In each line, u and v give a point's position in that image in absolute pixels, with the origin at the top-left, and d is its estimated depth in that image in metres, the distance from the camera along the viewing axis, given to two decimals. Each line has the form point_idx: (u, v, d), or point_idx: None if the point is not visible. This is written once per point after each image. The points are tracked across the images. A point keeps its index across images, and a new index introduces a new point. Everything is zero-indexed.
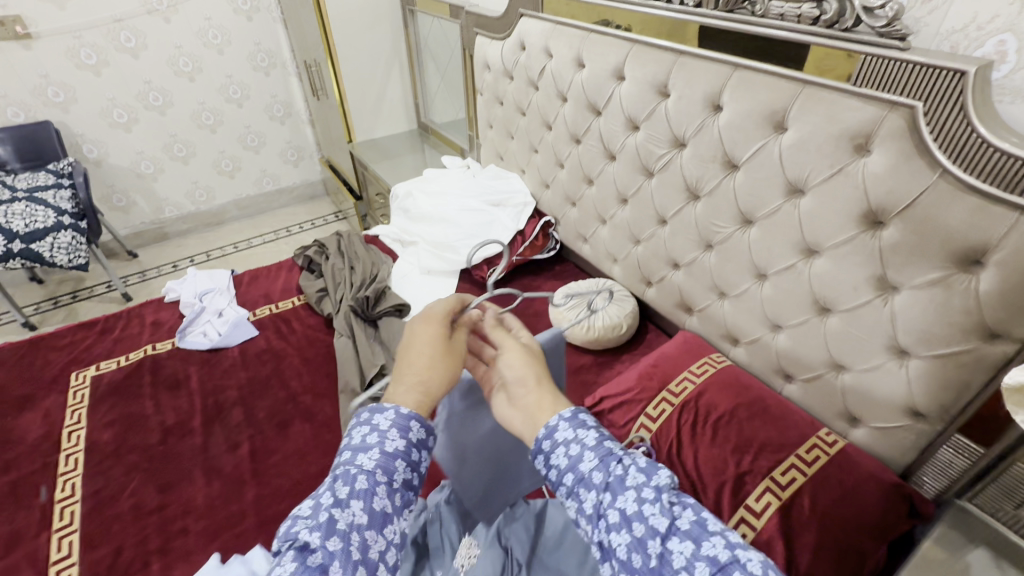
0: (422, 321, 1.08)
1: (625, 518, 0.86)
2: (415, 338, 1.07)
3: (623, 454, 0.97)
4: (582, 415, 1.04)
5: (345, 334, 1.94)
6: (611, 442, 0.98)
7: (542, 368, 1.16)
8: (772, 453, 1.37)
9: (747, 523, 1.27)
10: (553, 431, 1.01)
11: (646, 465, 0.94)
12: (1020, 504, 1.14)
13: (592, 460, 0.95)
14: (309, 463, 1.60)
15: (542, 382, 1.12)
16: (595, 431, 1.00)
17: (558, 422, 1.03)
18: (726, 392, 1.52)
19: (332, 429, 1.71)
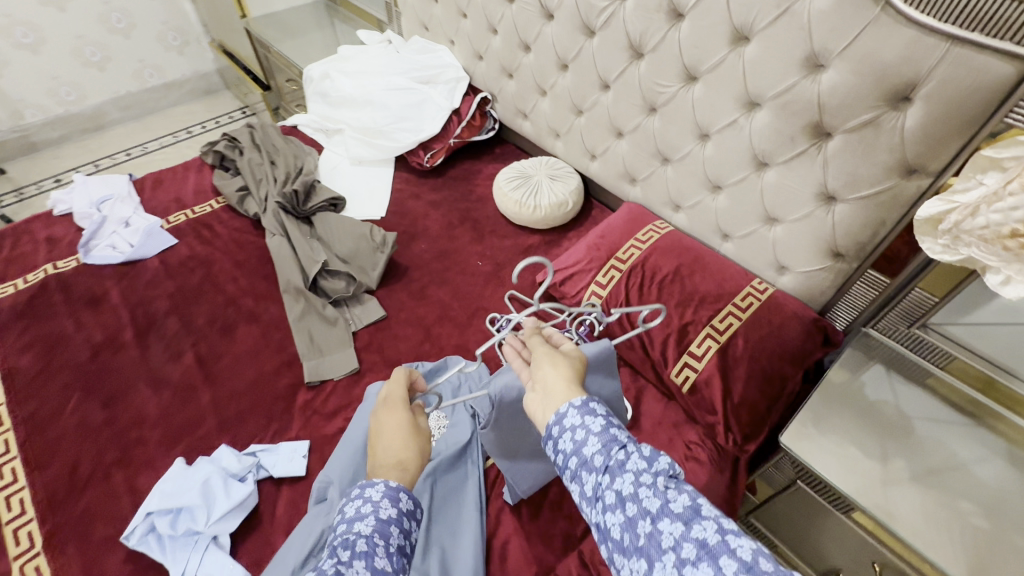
0: (383, 409, 1.13)
1: (621, 498, 0.88)
2: (382, 421, 1.10)
3: (626, 440, 0.96)
4: (591, 402, 1.00)
5: (277, 233, 1.80)
6: (617, 429, 0.97)
7: (574, 370, 1.09)
8: (712, 304, 1.47)
9: (690, 366, 1.41)
10: (563, 417, 1.00)
11: (648, 452, 0.94)
12: (913, 322, 1.33)
13: (595, 445, 0.95)
14: (263, 364, 1.55)
15: (568, 379, 1.06)
16: (601, 417, 0.98)
17: (569, 408, 1.00)
18: (670, 254, 1.58)
19: (281, 329, 1.64)
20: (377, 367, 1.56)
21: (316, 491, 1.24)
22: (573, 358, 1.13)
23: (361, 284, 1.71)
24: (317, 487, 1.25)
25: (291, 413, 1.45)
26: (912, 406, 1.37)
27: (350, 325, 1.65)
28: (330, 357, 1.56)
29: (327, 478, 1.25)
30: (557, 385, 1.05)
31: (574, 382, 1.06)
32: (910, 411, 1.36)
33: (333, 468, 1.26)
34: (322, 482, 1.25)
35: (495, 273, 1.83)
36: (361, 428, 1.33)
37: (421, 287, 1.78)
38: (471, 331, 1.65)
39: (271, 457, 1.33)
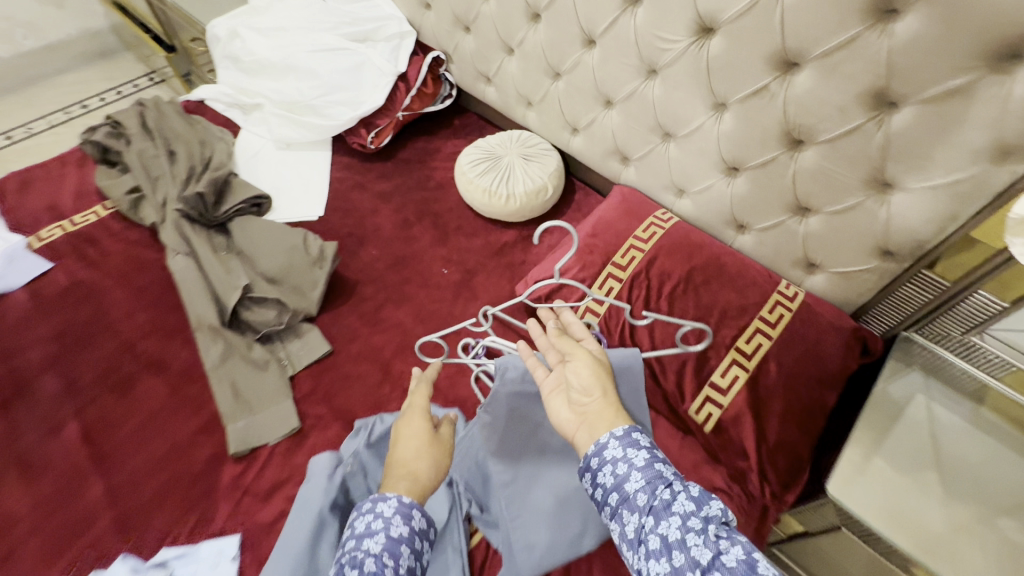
0: (404, 420, 1.05)
1: (665, 544, 0.71)
2: (403, 432, 1.02)
3: (674, 478, 0.80)
4: (635, 436, 0.86)
5: (182, 251, 1.39)
6: (666, 464, 0.82)
7: (607, 378, 0.98)
8: (735, 320, 1.20)
9: (713, 401, 1.15)
10: (603, 449, 0.86)
11: (698, 491, 0.78)
12: (970, 329, 1.14)
13: (639, 482, 0.80)
14: (175, 431, 1.20)
15: (605, 392, 0.95)
16: (647, 450, 0.83)
17: (609, 440, 0.86)
18: (678, 256, 1.29)
19: (195, 380, 1.28)
20: (325, 423, 1.23)
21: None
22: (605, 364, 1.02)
23: (297, 312, 1.35)
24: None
25: (216, 497, 1.12)
26: (956, 435, 1.13)
27: (286, 367, 1.30)
28: (262, 416, 1.22)
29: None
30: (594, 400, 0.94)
31: (610, 394, 0.95)
32: (957, 440, 1.12)
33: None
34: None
35: (465, 283, 1.50)
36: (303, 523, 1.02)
37: (374, 307, 1.43)
38: (441, 363, 1.34)
39: (189, 567, 1.02)
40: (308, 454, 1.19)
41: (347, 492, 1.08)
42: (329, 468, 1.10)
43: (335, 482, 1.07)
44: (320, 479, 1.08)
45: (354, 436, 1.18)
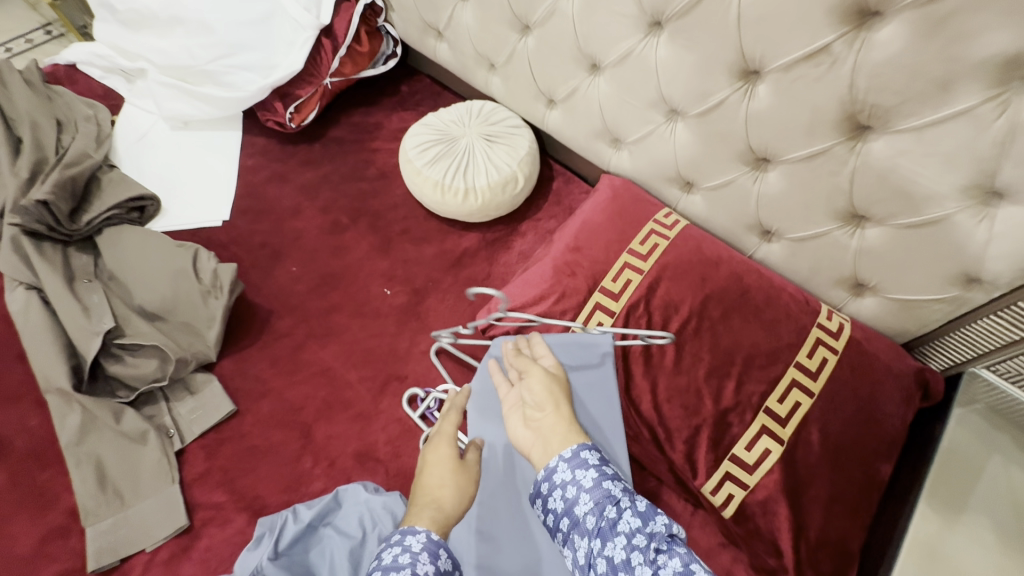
0: (434, 444, 0.83)
1: (612, 570, 0.62)
2: (431, 455, 0.82)
3: (622, 493, 0.70)
4: (583, 454, 0.74)
5: (28, 280, 1.03)
6: (616, 480, 0.71)
7: (560, 388, 0.85)
8: (764, 369, 0.90)
9: (735, 480, 0.87)
10: (553, 472, 0.74)
11: (647, 505, 0.67)
12: None
13: (587, 504, 0.69)
14: (14, 540, 0.88)
15: (560, 408, 0.81)
16: (597, 467, 0.72)
17: (558, 462, 0.74)
18: (687, 279, 0.98)
19: (45, 463, 0.94)
20: (224, 515, 0.92)
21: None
22: (559, 376, 0.87)
23: (187, 360, 1.02)
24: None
25: None
26: None
27: (171, 439, 0.98)
28: (137, 512, 0.90)
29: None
30: (549, 419, 0.80)
31: (564, 408, 0.82)
32: None
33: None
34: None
35: (413, 306, 1.16)
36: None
37: (294, 346, 1.10)
38: (380, 421, 1.02)
39: None
40: (199, 564, 0.88)
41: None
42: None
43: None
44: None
45: (255, 544, 0.86)
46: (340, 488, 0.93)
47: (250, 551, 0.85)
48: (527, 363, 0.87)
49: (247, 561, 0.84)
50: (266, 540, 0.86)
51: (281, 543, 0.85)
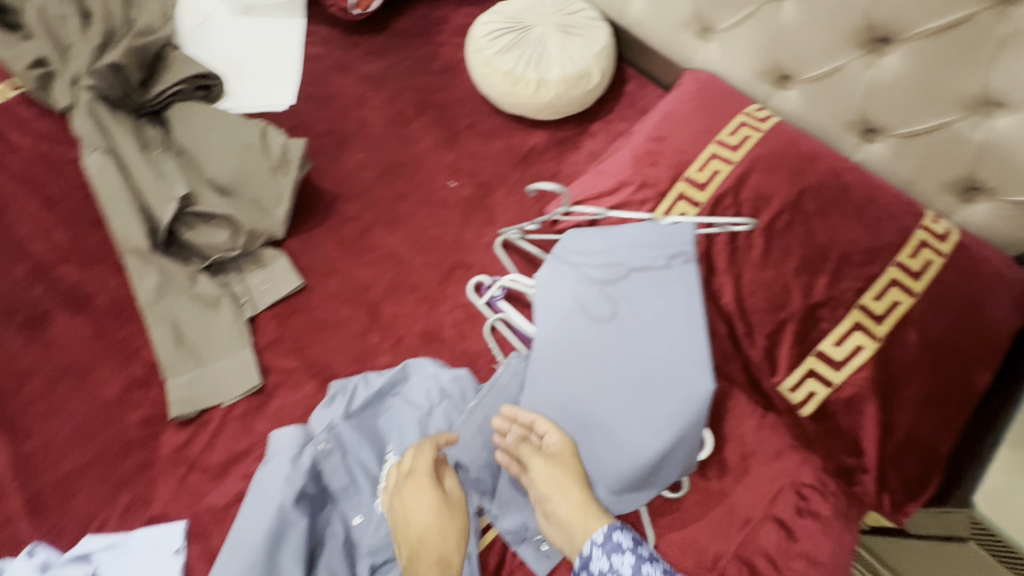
0: (411, 488, 0.75)
1: None
2: (408, 504, 0.74)
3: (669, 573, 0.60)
4: (615, 538, 0.64)
5: (98, 147, 1.01)
6: (656, 562, 0.60)
7: (573, 463, 0.75)
8: (860, 267, 0.84)
9: (819, 377, 0.83)
10: (588, 563, 0.65)
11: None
12: None
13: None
14: (101, 386, 0.92)
15: (570, 484, 0.73)
16: (633, 551, 0.62)
17: (591, 548, 0.65)
18: (780, 173, 0.91)
19: (127, 319, 0.97)
20: (295, 380, 0.95)
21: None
22: (566, 449, 0.77)
23: (258, 234, 1.03)
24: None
25: (156, 473, 0.86)
26: None
27: (243, 306, 0.99)
28: (213, 370, 0.93)
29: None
30: (563, 501, 0.71)
31: (573, 482, 0.73)
32: None
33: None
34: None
35: (479, 199, 1.13)
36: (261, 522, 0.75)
37: (360, 229, 1.09)
38: (446, 306, 1.02)
39: (118, 563, 0.79)
40: (273, 421, 0.91)
41: (323, 478, 0.83)
42: (295, 448, 0.82)
43: (305, 468, 0.80)
44: (283, 464, 0.80)
45: (328, 401, 0.89)
46: (414, 364, 0.92)
47: (324, 407, 0.88)
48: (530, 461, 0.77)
49: (322, 416, 0.87)
50: (340, 400, 0.88)
51: (353, 405, 0.88)
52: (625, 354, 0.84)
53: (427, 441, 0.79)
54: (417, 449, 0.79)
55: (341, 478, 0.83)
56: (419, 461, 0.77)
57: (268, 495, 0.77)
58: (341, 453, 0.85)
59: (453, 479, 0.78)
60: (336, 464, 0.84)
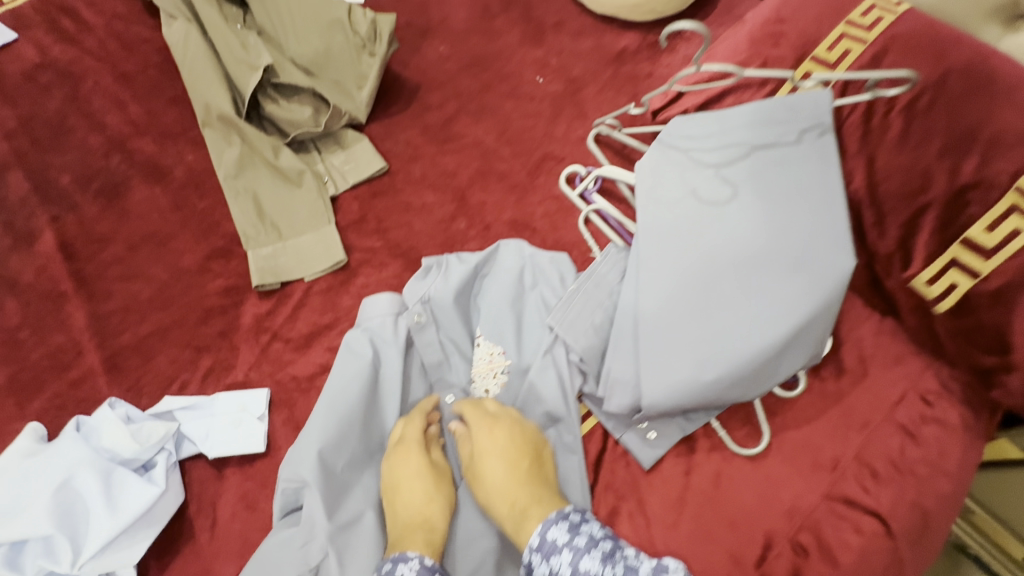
0: (397, 455, 0.69)
1: None
2: (395, 470, 0.68)
3: (605, 562, 0.60)
4: (551, 537, 0.62)
5: (180, 17, 0.95)
6: (593, 550, 0.61)
7: (505, 459, 0.69)
8: (1017, 150, 0.71)
9: (963, 267, 0.75)
10: (531, 566, 0.62)
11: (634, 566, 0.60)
12: None
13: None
14: (180, 255, 0.88)
15: (496, 484, 0.67)
16: (570, 546, 0.61)
17: (530, 553, 0.62)
18: (921, 52, 0.79)
19: (205, 192, 0.93)
20: (379, 260, 0.90)
21: (284, 487, 0.67)
22: (483, 447, 0.70)
23: (341, 113, 0.96)
24: (285, 485, 0.67)
25: (238, 341, 0.82)
26: None
27: (325, 184, 0.94)
28: (294, 244, 0.88)
29: (305, 475, 0.66)
30: (496, 502, 0.67)
31: (523, 478, 0.68)
32: None
33: (306, 457, 0.67)
34: (295, 478, 0.67)
35: (569, 95, 1.07)
36: (360, 377, 0.74)
37: (444, 119, 1.04)
38: (537, 197, 0.96)
39: (200, 423, 0.74)
40: (357, 298, 0.86)
41: (416, 352, 0.80)
42: (390, 315, 0.79)
43: (401, 336, 0.78)
44: (380, 329, 0.78)
45: (421, 276, 0.84)
46: (514, 247, 0.87)
47: (417, 281, 0.83)
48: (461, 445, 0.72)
49: (416, 288, 0.82)
50: (435, 274, 0.83)
51: (449, 279, 0.82)
52: (749, 232, 0.77)
53: (417, 411, 0.73)
54: (408, 417, 0.73)
55: (433, 353, 0.80)
56: (406, 433, 0.71)
57: (366, 354, 0.75)
58: (436, 328, 0.81)
59: (438, 450, 0.72)
60: (429, 338, 0.80)
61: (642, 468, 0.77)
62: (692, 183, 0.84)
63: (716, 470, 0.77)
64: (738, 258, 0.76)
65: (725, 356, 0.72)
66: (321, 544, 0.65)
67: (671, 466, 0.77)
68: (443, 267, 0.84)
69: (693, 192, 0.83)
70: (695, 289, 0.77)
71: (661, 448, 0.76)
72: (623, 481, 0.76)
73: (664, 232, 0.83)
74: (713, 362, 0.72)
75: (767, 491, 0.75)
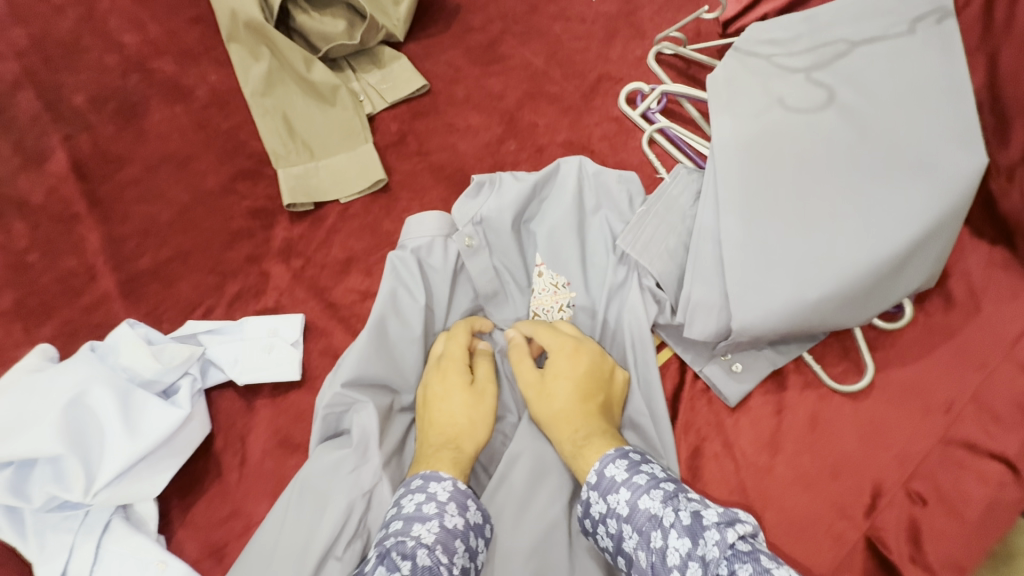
0: (434, 372, 0.61)
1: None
2: (431, 387, 0.60)
3: (666, 506, 0.50)
4: (609, 473, 0.53)
5: None
6: (652, 491, 0.51)
7: (575, 385, 0.60)
8: None
9: None
10: (587, 502, 0.54)
11: (695, 516, 0.48)
12: None
13: (633, 538, 0.50)
14: (203, 175, 0.80)
15: (559, 410, 0.59)
16: (628, 484, 0.52)
17: (586, 491, 0.54)
18: None
19: (230, 112, 0.85)
20: (422, 185, 0.81)
21: (327, 410, 0.59)
22: (550, 370, 0.61)
23: (377, 27, 0.87)
24: (328, 409, 0.59)
25: (268, 266, 0.74)
26: None
27: (361, 103, 0.85)
28: (328, 164, 0.80)
29: (356, 394, 0.60)
30: (556, 428, 0.59)
31: (591, 408, 0.59)
32: None
33: (355, 375, 0.60)
34: (343, 398, 0.59)
35: (624, 16, 0.95)
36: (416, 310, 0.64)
37: (488, 39, 0.94)
38: (593, 117, 0.86)
39: (228, 346, 0.66)
40: (399, 223, 0.77)
41: (469, 280, 0.71)
42: (440, 237, 0.68)
43: (454, 263, 0.69)
44: (428, 254, 0.68)
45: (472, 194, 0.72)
46: (578, 164, 0.75)
47: (466, 200, 0.72)
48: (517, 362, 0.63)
49: (467, 208, 0.71)
50: (489, 193, 0.71)
51: (506, 198, 0.71)
52: (853, 138, 0.68)
53: (460, 326, 0.64)
54: (453, 332, 0.64)
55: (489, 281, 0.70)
56: (452, 349, 0.62)
57: (417, 283, 0.66)
58: (491, 254, 0.71)
59: (486, 367, 0.62)
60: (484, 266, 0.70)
61: (727, 407, 0.68)
62: (777, 89, 0.74)
63: (811, 412, 0.67)
64: (841, 166, 0.68)
65: (830, 274, 0.64)
66: (374, 469, 0.57)
67: (759, 404, 0.67)
68: (496, 185, 0.72)
69: (780, 100, 0.73)
70: (789, 202, 0.68)
71: (749, 382, 0.67)
72: (705, 423, 0.67)
73: (747, 141, 0.72)
74: (816, 280, 0.64)
75: (871, 435, 0.66)
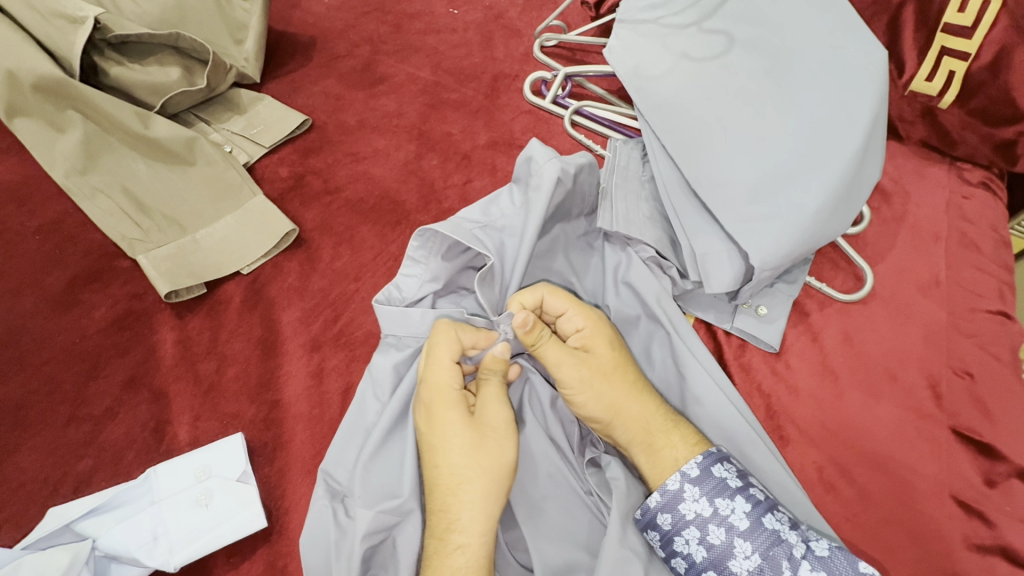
0: (423, 409, 0.47)
1: None
2: (426, 441, 0.46)
3: (794, 532, 0.46)
4: (717, 474, 0.48)
5: None
6: (779, 512, 0.46)
7: (625, 357, 0.55)
8: None
9: (955, 52, 0.72)
10: (677, 500, 0.48)
11: (834, 549, 0.44)
12: None
13: (750, 558, 0.45)
14: (19, 298, 0.55)
15: (628, 388, 0.53)
16: (745, 493, 0.47)
17: (682, 484, 0.48)
18: None
19: (35, 207, 0.61)
20: (345, 225, 0.65)
21: (366, 544, 0.45)
22: (597, 346, 0.54)
23: (225, 66, 0.71)
24: (367, 542, 0.45)
25: (163, 384, 0.53)
26: None
27: (231, 153, 0.68)
28: (211, 236, 0.61)
29: (400, 505, 0.46)
30: (633, 406, 0.52)
31: (638, 381, 0.54)
32: None
33: (384, 483, 0.47)
34: (386, 517, 0.45)
35: (493, 20, 0.91)
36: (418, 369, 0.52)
37: (361, 63, 0.83)
38: (507, 114, 0.79)
39: (136, 521, 0.45)
40: (331, 275, 0.61)
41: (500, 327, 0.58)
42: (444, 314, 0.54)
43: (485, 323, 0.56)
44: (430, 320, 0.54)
45: (421, 248, 0.54)
46: (560, 169, 0.58)
47: (443, 262, 0.55)
48: (548, 346, 0.52)
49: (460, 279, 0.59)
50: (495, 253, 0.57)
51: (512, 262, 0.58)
52: (766, 64, 0.67)
53: (441, 328, 0.48)
54: (433, 346, 0.48)
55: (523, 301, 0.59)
56: (434, 378, 0.47)
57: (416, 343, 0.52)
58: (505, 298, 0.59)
59: (496, 388, 0.49)
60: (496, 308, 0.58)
61: (771, 353, 0.64)
62: (674, 45, 0.72)
63: (842, 328, 0.64)
64: (768, 87, 0.66)
65: (801, 197, 0.61)
66: None
67: (795, 337, 0.64)
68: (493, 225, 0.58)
69: (683, 53, 0.71)
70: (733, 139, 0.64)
71: (781, 318, 0.64)
72: (765, 376, 0.62)
73: (668, 103, 0.69)
74: (793, 207, 0.61)
75: (896, 329, 0.64)
